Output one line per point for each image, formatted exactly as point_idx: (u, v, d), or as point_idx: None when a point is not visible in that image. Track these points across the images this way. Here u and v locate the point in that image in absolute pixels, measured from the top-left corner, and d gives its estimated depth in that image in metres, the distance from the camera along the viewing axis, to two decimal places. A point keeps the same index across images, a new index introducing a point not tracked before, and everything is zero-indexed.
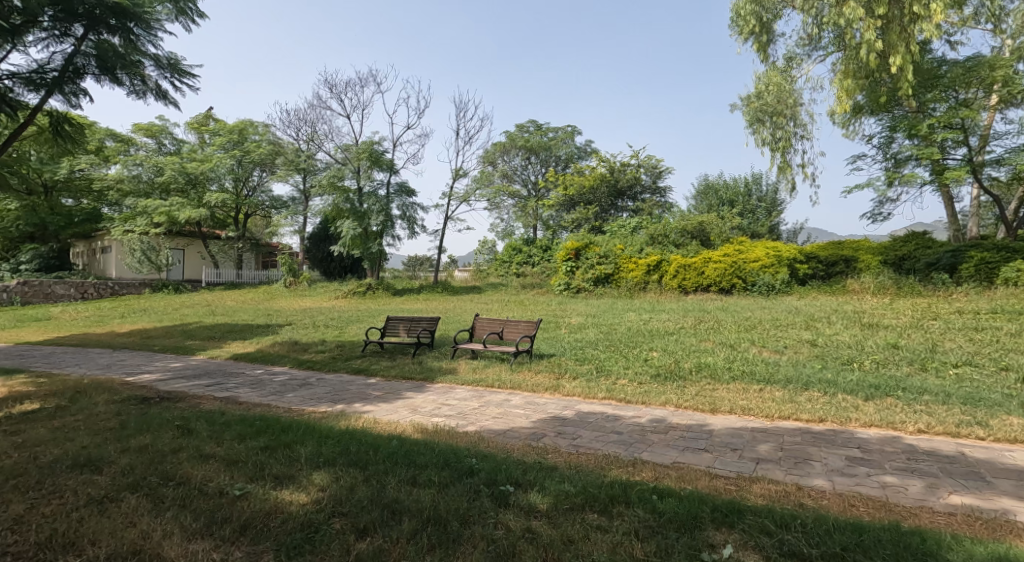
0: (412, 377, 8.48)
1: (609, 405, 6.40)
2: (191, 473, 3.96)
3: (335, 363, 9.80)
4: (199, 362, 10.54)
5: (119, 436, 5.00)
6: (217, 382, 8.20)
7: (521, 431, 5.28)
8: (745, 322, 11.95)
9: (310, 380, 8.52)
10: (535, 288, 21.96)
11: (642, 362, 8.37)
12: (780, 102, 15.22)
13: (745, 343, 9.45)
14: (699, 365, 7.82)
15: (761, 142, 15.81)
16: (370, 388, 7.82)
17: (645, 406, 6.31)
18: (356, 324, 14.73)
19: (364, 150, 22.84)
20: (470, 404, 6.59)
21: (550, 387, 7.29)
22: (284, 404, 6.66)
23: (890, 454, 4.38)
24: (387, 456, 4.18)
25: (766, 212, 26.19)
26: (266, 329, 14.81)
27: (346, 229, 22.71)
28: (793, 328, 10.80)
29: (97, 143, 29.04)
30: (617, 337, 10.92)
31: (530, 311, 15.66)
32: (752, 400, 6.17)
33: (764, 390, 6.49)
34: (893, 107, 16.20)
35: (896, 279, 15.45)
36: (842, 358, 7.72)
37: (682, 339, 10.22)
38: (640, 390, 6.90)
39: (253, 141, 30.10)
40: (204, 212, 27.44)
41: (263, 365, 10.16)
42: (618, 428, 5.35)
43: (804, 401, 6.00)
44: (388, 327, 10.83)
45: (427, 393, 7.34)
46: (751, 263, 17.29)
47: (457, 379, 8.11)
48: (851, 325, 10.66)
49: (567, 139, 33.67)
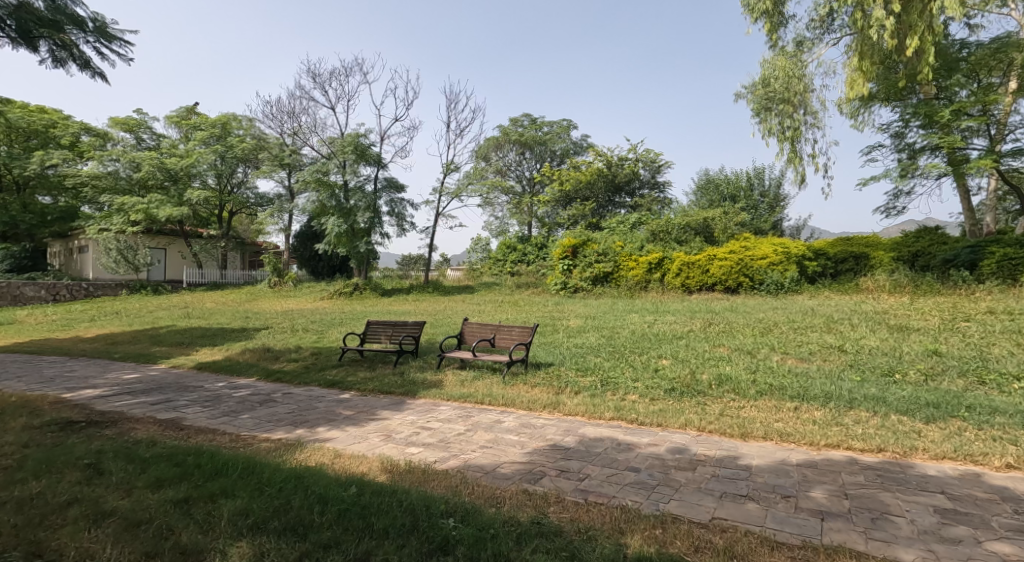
0: (391, 391, 7.46)
1: (619, 429, 5.40)
2: (68, 548, 2.95)
3: (306, 374, 8.74)
4: (157, 374, 9.47)
5: (6, 481, 3.95)
6: (165, 399, 7.14)
7: (515, 468, 4.27)
8: (758, 324, 10.98)
9: (275, 396, 7.46)
10: (530, 287, 20.94)
11: (652, 373, 7.38)
12: (788, 88, 14.07)
13: (765, 349, 8.47)
14: (718, 377, 6.83)
15: (769, 131, 14.70)
16: (340, 406, 6.77)
17: (662, 431, 5.31)
18: (337, 328, 13.64)
19: (349, 141, 21.67)
20: (454, 428, 5.58)
21: (549, 405, 6.28)
22: (234, 429, 5.60)
23: (991, 504, 3.40)
24: (336, 518, 3.16)
25: (768, 208, 25.28)
26: (240, 333, 13.74)
27: (331, 226, 21.66)
28: (813, 330, 9.86)
29: (72, 138, 27.85)
30: (620, 342, 9.97)
31: (525, 313, 14.69)
32: (790, 423, 5.18)
33: (802, 408, 5.49)
34: (907, 95, 15.27)
35: (913, 276, 14.56)
36: (880, 368, 6.77)
37: (693, 344, 9.24)
38: (653, 409, 5.89)
39: (236, 135, 28.94)
40: (184, 210, 26.34)
41: (227, 376, 9.12)
42: (632, 462, 4.34)
43: (852, 423, 5.01)
44: (368, 333, 9.82)
45: (406, 412, 6.31)
46: (758, 260, 16.37)
47: (441, 394, 7.09)
48: (877, 328, 9.72)
49: (563, 133, 32.70)
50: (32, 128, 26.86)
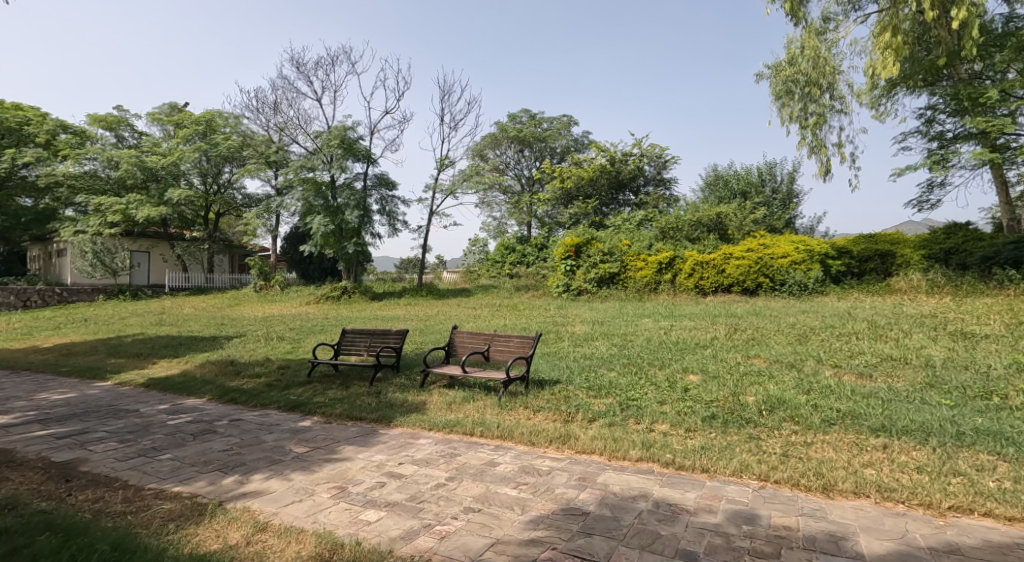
0: (362, 418, 6.08)
1: (652, 479, 4.02)
2: None
3: (266, 394, 7.34)
4: (94, 394, 8.06)
5: None
6: (79, 430, 5.74)
7: (515, 554, 2.91)
8: (791, 330, 9.58)
9: (218, 424, 6.06)
10: (530, 289, 19.54)
11: (680, 393, 6.00)
12: (817, 69, 12.19)
13: (810, 361, 7.08)
14: (766, 399, 5.44)
15: (789, 118, 12.75)
16: (294, 439, 5.38)
17: (711, 482, 3.94)
18: (315, 337, 12.21)
19: (336, 135, 20.28)
20: (432, 476, 4.18)
21: (557, 439, 4.91)
22: (139, 478, 4.21)
23: None
24: None
25: (781, 204, 23.91)
26: (209, 343, 12.34)
27: (317, 226, 20.29)
28: (860, 337, 8.49)
29: (48, 136, 26.54)
30: (635, 351, 8.61)
31: (526, 317, 13.30)
32: (886, 472, 3.81)
33: (894, 448, 4.12)
34: (939, 79, 14.05)
35: (951, 276, 13.22)
36: (971, 388, 5.40)
37: (722, 355, 7.85)
38: (693, 446, 4.52)
39: (222, 133, 27.63)
40: (164, 210, 25.02)
41: (173, 396, 7.71)
42: (684, 543, 2.98)
43: (977, 472, 3.65)
44: (342, 343, 8.42)
45: (375, 450, 4.94)
46: (779, 259, 15.02)
47: (423, 423, 5.71)
48: (935, 334, 8.33)
49: (563, 129, 31.35)
50: (6, 126, 25.66)
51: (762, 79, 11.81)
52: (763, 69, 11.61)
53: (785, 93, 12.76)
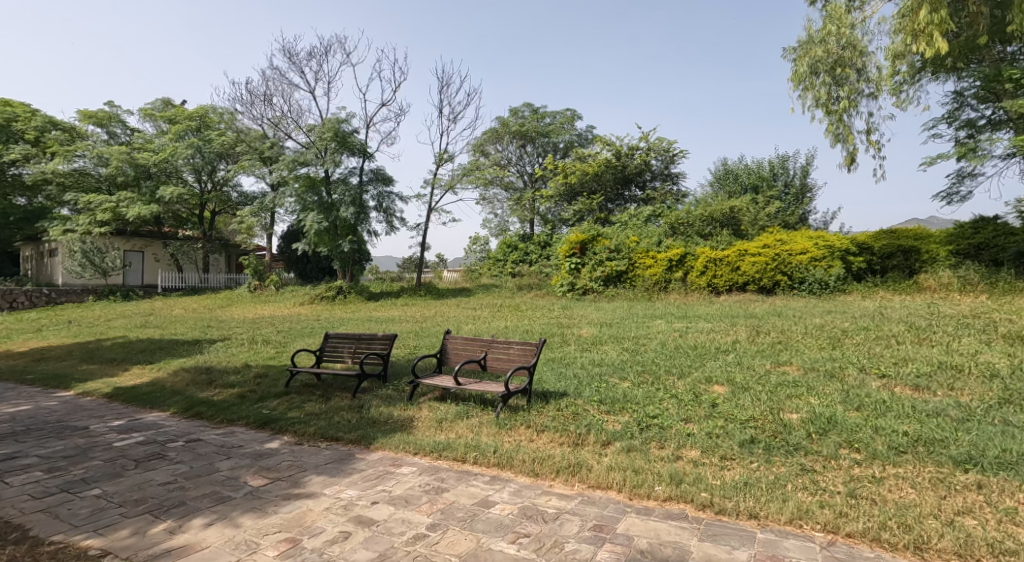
0: (338, 439, 5.24)
1: (687, 529, 3.18)
2: None
3: (235, 409, 6.50)
4: (48, 407, 7.24)
5: None
6: (6, 455, 4.91)
7: None
8: (821, 332, 8.67)
9: (172, 446, 5.23)
10: (532, 288, 18.71)
11: (708, 408, 5.15)
12: (847, 49, 11.23)
13: (852, 370, 6.19)
14: (813, 418, 4.57)
15: (813, 102, 11.66)
16: (254, 467, 4.53)
17: (764, 534, 3.09)
18: (303, 340, 11.38)
19: (330, 128, 19.42)
20: (412, 523, 3.34)
21: (564, 470, 4.05)
22: (45, 525, 3.39)
23: None
24: None
25: (794, 199, 22.99)
26: (189, 347, 11.53)
27: (310, 223, 19.49)
28: (900, 341, 7.59)
29: (37, 132, 25.83)
30: (650, 357, 7.74)
31: (528, 319, 12.46)
32: (993, 523, 2.97)
33: (993, 489, 3.28)
34: (971, 63, 13.09)
35: (985, 273, 12.29)
36: None
37: (749, 362, 6.96)
38: (733, 481, 3.67)
39: (216, 128, 26.83)
40: (155, 208, 24.28)
41: (133, 411, 6.88)
42: None
43: None
44: (324, 350, 7.59)
45: (346, 483, 4.10)
46: (798, 256, 14.13)
47: (406, 446, 4.86)
48: (987, 338, 7.42)
49: (567, 123, 30.44)
50: None
51: (787, 58, 10.78)
52: (787, 48, 10.63)
53: (810, 75, 11.70)
